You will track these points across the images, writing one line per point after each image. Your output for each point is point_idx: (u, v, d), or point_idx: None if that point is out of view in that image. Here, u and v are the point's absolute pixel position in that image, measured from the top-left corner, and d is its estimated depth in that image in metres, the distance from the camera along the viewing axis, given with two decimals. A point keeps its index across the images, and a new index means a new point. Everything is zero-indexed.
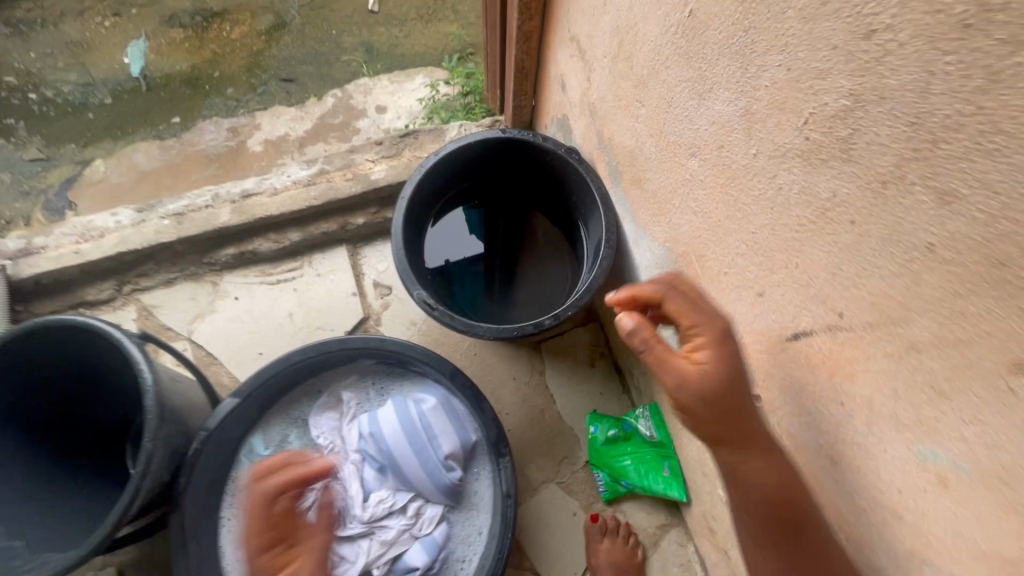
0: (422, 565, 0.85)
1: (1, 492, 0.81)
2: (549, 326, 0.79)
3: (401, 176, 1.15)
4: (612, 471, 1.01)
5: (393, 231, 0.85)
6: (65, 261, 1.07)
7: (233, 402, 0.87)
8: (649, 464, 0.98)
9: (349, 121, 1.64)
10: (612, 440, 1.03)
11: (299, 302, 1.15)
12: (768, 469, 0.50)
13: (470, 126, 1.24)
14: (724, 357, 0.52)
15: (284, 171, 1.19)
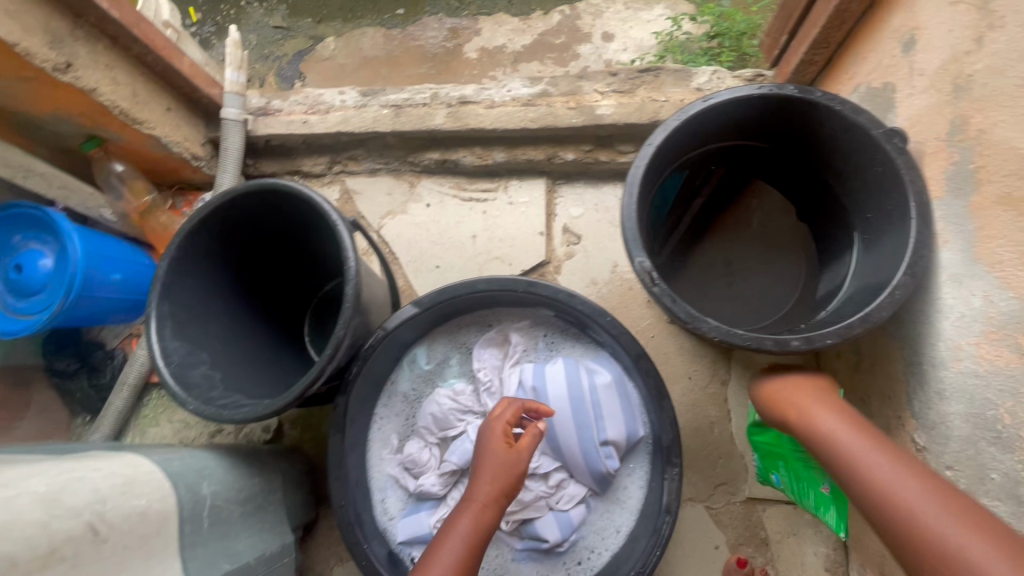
0: (552, 539, 0.80)
1: (208, 327, 0.89)
2: (796, 349, 0.63)
3: (630, 117, 1.00)
4: (764, 460, 0.89)
5: (629, 179, 0.72)
6: (293, 129, 1.11)
7: (413, 311, 0.85)
8: (801, 477, 0.81)
9: (572, 48, 1.50)
10: (762, 430, 0.87)
11: (485, 227, 1.10)
12: (892, 470, 0.59)
13: (724, 75, 1.03)
14: (822, 393, 0.69)
15: (505, 85, 1.10)
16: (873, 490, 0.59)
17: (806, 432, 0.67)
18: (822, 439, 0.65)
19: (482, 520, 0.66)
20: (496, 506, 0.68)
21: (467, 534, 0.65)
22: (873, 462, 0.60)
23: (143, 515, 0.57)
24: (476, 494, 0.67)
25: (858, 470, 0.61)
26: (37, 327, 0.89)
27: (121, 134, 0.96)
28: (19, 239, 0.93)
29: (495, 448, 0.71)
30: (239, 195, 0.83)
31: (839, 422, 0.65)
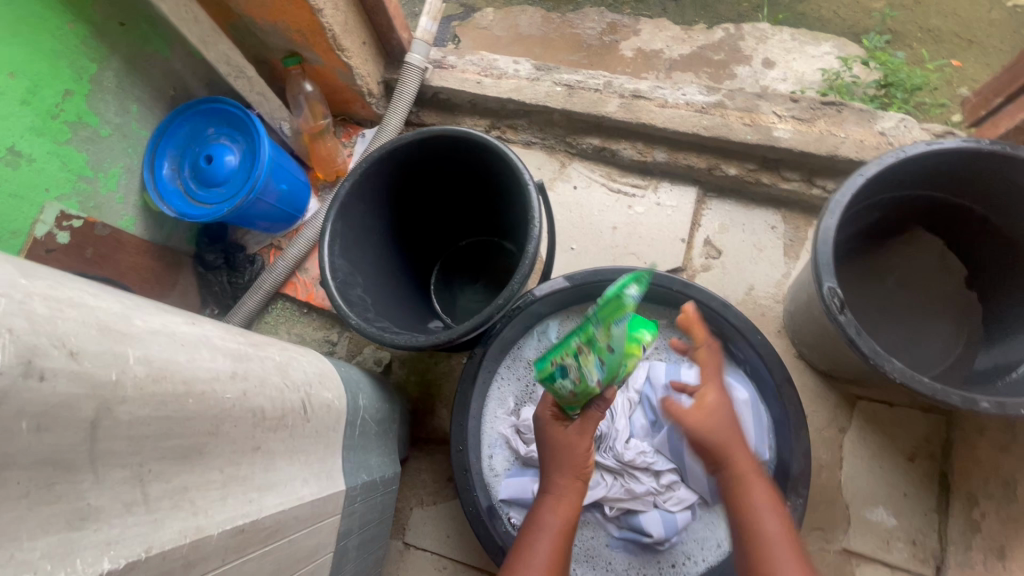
0: (655, 536, 0.80)
1: (365, 252, 0.93)
2: (982, 410, 0.63)
3: (808, 146, 0.99)
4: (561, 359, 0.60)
5: (832, 205, 0.72)
6: (465, 86, 1.13)
7: (565, 283, 0.88)
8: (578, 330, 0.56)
9: (729, 67, 1.48)
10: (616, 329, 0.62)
11: (627, 221, 1.11)
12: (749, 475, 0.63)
13: (913, 126, 1.01)
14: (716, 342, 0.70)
15: (680, 88, 1.09)
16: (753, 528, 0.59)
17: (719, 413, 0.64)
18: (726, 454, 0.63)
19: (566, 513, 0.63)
20: (576, 492, 0.65)
21: (557, 533, 0.62)
22: (752, 487, 0.61)
23: (329, 407, 0.61)
24: (556, 483, 0.64)
25: (745, 506, 0.61)
26: (215, 216, 0.95)
27: (321, 56, 1.00)
28: (210, 133, 0.99)
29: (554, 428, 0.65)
30: (434, 136, 0.87)
31: (773, 510, 0.60)
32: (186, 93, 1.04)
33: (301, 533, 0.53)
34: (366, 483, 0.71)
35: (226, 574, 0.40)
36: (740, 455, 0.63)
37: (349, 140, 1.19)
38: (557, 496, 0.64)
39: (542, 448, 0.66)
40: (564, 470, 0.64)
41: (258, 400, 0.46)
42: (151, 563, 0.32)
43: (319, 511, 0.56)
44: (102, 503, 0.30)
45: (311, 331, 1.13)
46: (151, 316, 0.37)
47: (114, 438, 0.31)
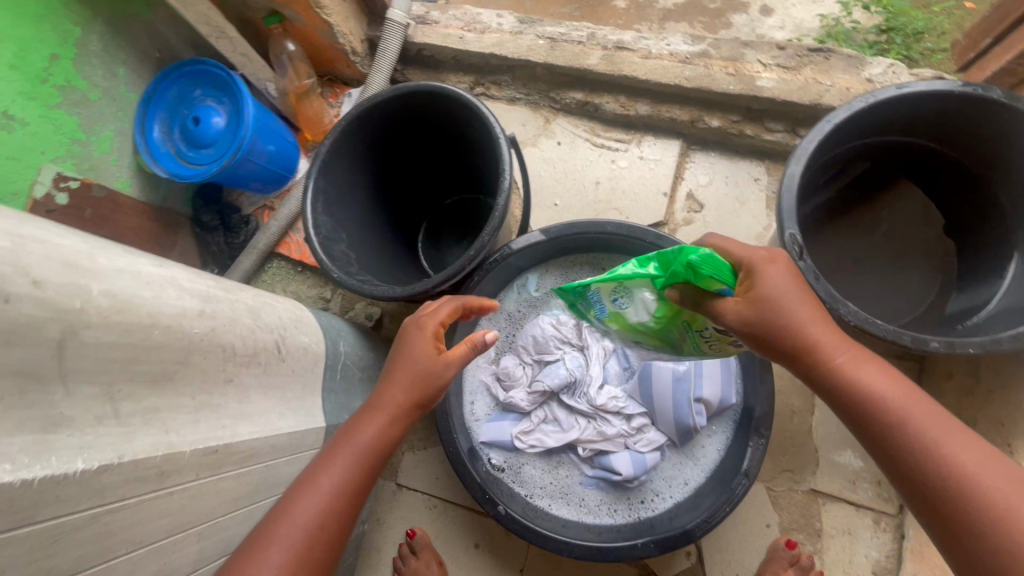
0: (624, 474, 0.85)
1: (348, 209, 0.96)
2: (932, 349, 0.65)
3: (791, 95, 0.98)
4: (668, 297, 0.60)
5: (798, 152, 0.72)
6: (447, 41, 1.12)
7: (540, 236, 0.90)
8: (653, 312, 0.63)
9: (724, 17, 1.43)
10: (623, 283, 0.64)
11: (610, 176, 1.12)
12: (894, 394, 0.52)
13: (901, 72, 0.98)
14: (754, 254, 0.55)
15: (665, 37, 1.08)
16: (881, 414, 0.52)
17: (788, 320, 0.53)
18: (820, 349, 0.54)
19: (377, 434, 0.56)
20: (402, 421, 0.57)
21: (352, 460, 0.54)
22: (914, 425, 0.51)
23: (306, 350, 0.65)
24: (383, 399, 0.57)
25: (903, 443, 0.51)
26: (205, 176, 0.98)
27: (301, 16, 1.01)
28: (198, 94, 1.02)
29: (422, 345, 0.59)
30: (410, 92, 0.88)
31: (890, 381, 0.53)
32: (171, 55, 1.06)
33: (278, 460, 0.58)
34: (347, 424, 0.76)
35: (201, 487, 0.46)
36: (875, 384, 0.53)
37: (336, 101, 1.20)
38: (377, 414, 0.57)
39: (394, 357, 0.60)
40: (402, 391, 0.57)
41: (228, 337, 0.50)
42: (124, 469, 0.37)
43: (297, 442, 0.61)
44: (74, 413, 0.35)
45: (305, 289, 1.18)
46: (118, 256, 0.41)
47: (82, 358, 0.35)
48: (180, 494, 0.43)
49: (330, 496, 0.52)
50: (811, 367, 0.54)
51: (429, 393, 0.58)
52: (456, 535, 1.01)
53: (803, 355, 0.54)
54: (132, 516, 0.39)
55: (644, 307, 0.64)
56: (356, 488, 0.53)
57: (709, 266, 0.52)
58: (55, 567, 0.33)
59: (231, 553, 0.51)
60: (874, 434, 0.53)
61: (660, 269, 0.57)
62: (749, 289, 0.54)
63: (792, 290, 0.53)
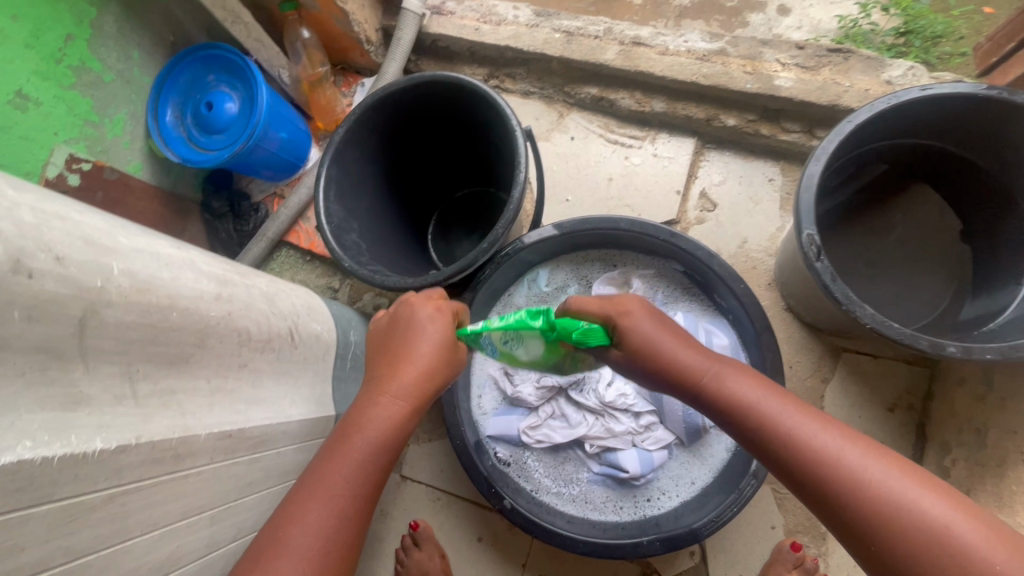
0: (630, 472, 0.85)
1: (360, 198, 0.95)
2: (949, 354, 0.64)
3: (809, 95, 0.97)
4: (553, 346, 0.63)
5: (818, 152, 0.72)
6: (463, 32, 1.11)
7: (553, 231, 0.89)
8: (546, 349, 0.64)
9: (740, 17, 1.42)
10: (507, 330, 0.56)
11: (623, 172, 1.11)
12: (776, 402, 0.53)
13: (921, 75, 0.97)
14: (643, 309, 0.62)
15: (683, 34, 1.07)
16: (767, 430, 0.52)
17: (668, 353, 0.59)
18: (693, 371, 0.58)
19: (389, 422, 0.53)
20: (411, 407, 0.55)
21: (366, 453, 0.51)
22: (800, 430, 0.51)
23: (317, 338, 0.65)
24: (386, 385, 0.54)
25: (791, 451, 0.51)
26: (216, 162, 0.98)
27: (317, 2, 1.00)
28: (211, 80, 1.01)
29: (436, 337, 0.56)
30: (425, 82, 0.87)
31: (764, 392, 0.54)
32: (186, 39, 1.06)
33: (288, 447, 0.58)
34: None
35: (213, 471, 0.45)
36: (752, 397, 0.54)
37: (349, 89, 1.19)
38: (383, 402, 0.53)
39: (396, 348, 0.57)
40: (413, 380, 0.55)
41: (243, 322, 0.50)
42: (141, 450, 0.37)
43: (308, 430, 0.61)
44: (93, 392, 0.34)
45: (313, 278, 1.17)
46: (138, 236, 0.40)
47: (100, 337, 0.35)
48: (194, 477, 0.43)
49: (348, 494, 0.50)
50: (701, 393, 0.57)
51: (435, 376, 0.56)
52: (460, 529, 1.01)
53: (700, 384, 0.57)
54: (146, 498, 0.38)
55: (533, 352, 0.63)
56: (373, 475, 0.52)
57: (594, 335, 0.60)
58: (72, 547, 0.33)
59: (241, 539, 0.51)
60: (772, 456, 0.52)
61: (549, 325, 0.55)
62: (623, 334, 0.60)
63: (651, 324, 0.60)
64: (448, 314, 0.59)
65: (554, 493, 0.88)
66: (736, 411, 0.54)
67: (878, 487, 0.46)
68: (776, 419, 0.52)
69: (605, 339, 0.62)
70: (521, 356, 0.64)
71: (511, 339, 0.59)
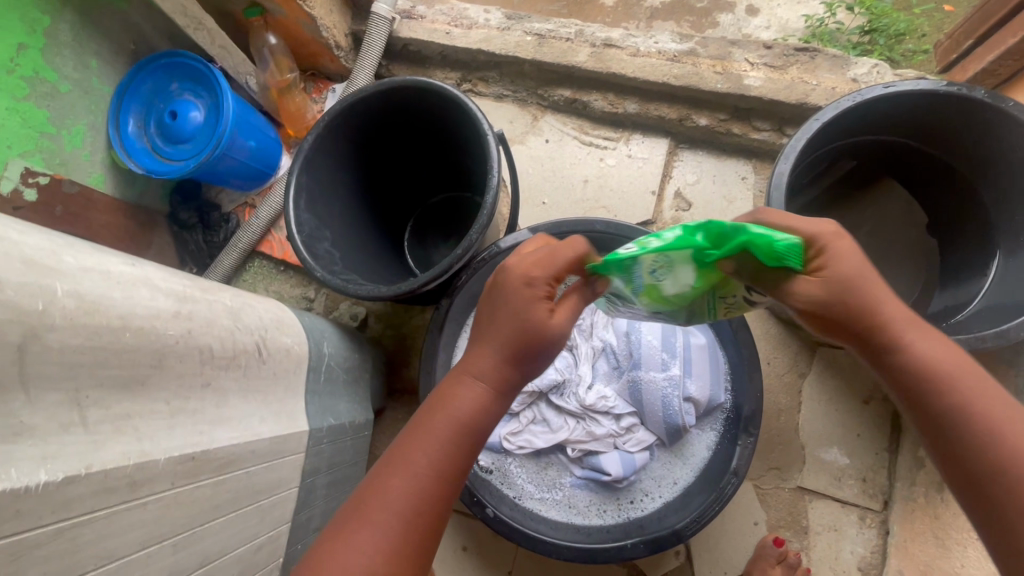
0: (613, 475, 0.85)
1: (333, 206, 0.94)
2: None
3: (778, 94, 0.98)
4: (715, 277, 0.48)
5: (787, 150, 0.72)
6: (434, 36, 1.10)
7: (529, 234, 0.89)
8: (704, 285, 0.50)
9: (709, 18, 1.44)
10: (677, 242, 0.43)
11: (598, 174, 1.11)
12: (965, 374, 0.48)
13: (885, 73, 0.99)
14: (836, 230, 0.49)
15: (653, 35, 1.07)
16: (949, 397, 0.48)
17: (864, 300, 0.48)
18: (890, 327, 0.49)
19: (477, 408, 0.50)
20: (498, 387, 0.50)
21: (449, 434, 0.49)
22: (982, 408, 0.47)
23: (288, 352, 0.63)
24: (477, 360, 0.50)
25: (965, 426, 0.47)
26: (182, 173, 0.95)
27: (282, 7, 0.98)
28: (175, 87, 0.99)
29: (529, 310, 0.48)
30: (396, 87, 0.86)
31: (957, 361, 0.49)
32: (148, 47, 1.03)
33: (259, 466, 0.56)
34: (332, 427, 0.74)
35: (176, 496, 0.44)
36: (941, 365, 0.48)
37: (319, 95, 1.17)
38: (473, 382, 0.50)
39: (493, 312, 0.50)
40: (501, 352, 0.49)
41: (205, 339, 0.48)
42: (93, 479, 0.35)
43: (279, 447, 0.60)
44: (37, 422, 0.33)
45: (288, 288, 1.15)
46: (87, 254, 0.38)
47: (44, 363, 0.33)
48: (155, 504, 0.41)
49: (424, 478, 0.48)
50: (875, 343, 0.50)
51: (528, 346, 0.48)
52: (444, 538, 1.00)
53: (875, 330, 0.49)
54: (100, 529, 0.37)
55: (683, 284, 0.48)
56: (454, 460, 0.49)
57: (790, 253, 0.46)
58: None
59: (209, 565, 0.49)
60: (921, 403, 0.49)
61: (711, 240, 0.43)
62: (820, 266, 0.48)
63: (862, 256, 0.48)
64: (550, 272, 0.49)
65: (537, 499, 0.88)
66: (905, 368, 0.49)
67: None
68: (955, 388, 0.48)
69: (799, 264, 0.48)
70: (665, 291, 0.49)
71: (665, 261, 0.45)
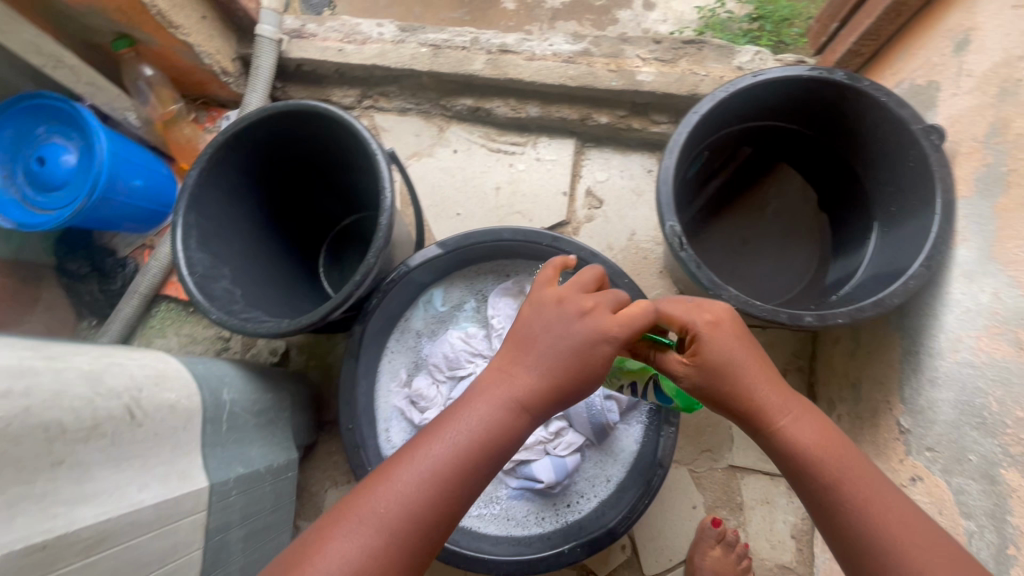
0: (546, 482, 0.85)
1: (230, 242, 0.89)
2: (807, 324, 0.67)
3: (669, 87, 1.00)
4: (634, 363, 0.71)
5: (671, 145, 0.74)
6: (325, 55, 1.07)
7: (437, 250, 0.87)
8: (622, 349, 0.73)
9: (609, 16, 1.46)
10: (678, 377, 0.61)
11: (510, 180, 1.11)
12: (832, 451, 0.54)
13: (768, 59, 1.04)
14: (720, 321, 0.56)
15: (547, 38, 1.08)
16: (816, 468, 0.53)
17: (733, 386, 0.54)
18: (766, 412, 0.55)
19: (497, 417, 0.54)
20: (516, 401, 0.54)
21: (461, 444, 0.53)
22: (847, 479, 0.53)
23: (172, 408, 0.59)
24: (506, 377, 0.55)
25: (829, 496, 0.53)
26: (58, 223, 0.88)
27: (153, 36, 0.93)
28: (41, 131, 0.92)
29: (567, 328, 0.54)
30: (280, 113, 0.82)
31: (826, 440, 0.54)
32: (8, 89, 0.95)
33: (144, 536, 0.52)
34: (241, 475, 0.70)
35: None
36: (809, 441, 0.54)
37: (213, 125, 1.11)
38: (499, 388, 0.55)
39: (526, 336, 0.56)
40: (538, 376, 0.54)
41: (52, 414, 0.44)
42: None
43: (170, 511, 0.55)
44: None
45: (200, 330, 1.09)
46: None
47: None
48: None
49: (425, 472, 0.51)
50: (754, 423, 0.56)
51: (570, 377, 0.54)
52: None
53: (750, 413, 0.55)
54: None
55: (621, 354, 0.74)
56: (473, 467, 0.52)
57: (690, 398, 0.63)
58: None
59: None
60: (800, 480, 0.54)
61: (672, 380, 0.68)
62: (694, 353, 0.55)
63: (738, 350, 0.55)
64: (625, 330, 0.54)
65: (475, 516, 0.86)
66: (780, 447, 0.55)
67: (897, 550, 0.49)
68: (822, 462, 0.53)
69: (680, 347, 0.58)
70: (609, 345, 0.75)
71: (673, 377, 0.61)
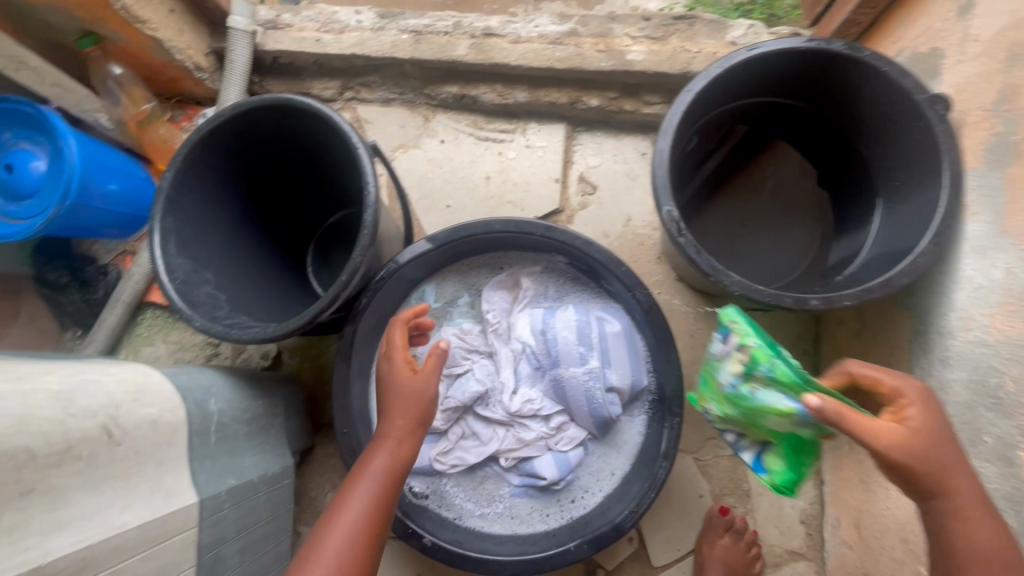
0: (549, 478, 0.83)
1: (211, 245, 0.86)
2: (813, 307, 0.65)
3: (661, 66, 0.97)
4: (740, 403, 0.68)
5: (664, 126, 0.71)
6: (302, 45, 1.03)
7: (426, 245, 0.84)
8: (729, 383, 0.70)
9: None
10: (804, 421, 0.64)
11: (500, 169, 1.07)
12: (995, 544, 0.52)
13: (761, 33, 1.00)
14: (936, 404, 0.56)
15: (532, 19, 1.04)
16: (962, 551, 0.53)
17: (936, 464, 0.53)
18: (948, 491, 0.54)
19: (393, 463, 0.65)
20: (413, 439, 0.67)
21: (381, 483, 0.64)
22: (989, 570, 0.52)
23: (154, 423, 0.56)
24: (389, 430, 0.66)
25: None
26: (30, 233, 0.85)
27: (120, 33, 0.89)
28: (7, 137, 0.88)
29: (403, 380, 0.68)
30: (255, 109, 0.79)
31: (996, 535, 0.52)
32: None
33: (130, 560, 0.50)
34: (235, 487, 0.68)
35: None
36: (975, 528, 0.53)
37: (190, 123, 1.07)
38: (390, 441, 0.66)
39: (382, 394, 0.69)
40: (404, 422, 0.67)
41: (18, 440, 0.41)
42: None
43: (157, 532, 0.53)
44: None
45: (188, 336, 1.06)
46: None
47: None
48: None
49: (359, 522, 0.61)
50: (915, 489, 0.55)
51: (423, 417, 0.68)
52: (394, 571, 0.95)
53: (924, 483, 0.54)
54: None
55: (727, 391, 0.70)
56: (381, 513, 0.63)
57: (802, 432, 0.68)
58: None
59: None
60: (943, 555, 0.54)
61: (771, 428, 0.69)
62: (903, 415, 0.55)
63: (954, 445, 0.54)
64: (431, 373, 0.69)
65: (478, 516, 0.84)
66: (938, 522, 0.54)
67: None
68: (982, 550, 0.52)
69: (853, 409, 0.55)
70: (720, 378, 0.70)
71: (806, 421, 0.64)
